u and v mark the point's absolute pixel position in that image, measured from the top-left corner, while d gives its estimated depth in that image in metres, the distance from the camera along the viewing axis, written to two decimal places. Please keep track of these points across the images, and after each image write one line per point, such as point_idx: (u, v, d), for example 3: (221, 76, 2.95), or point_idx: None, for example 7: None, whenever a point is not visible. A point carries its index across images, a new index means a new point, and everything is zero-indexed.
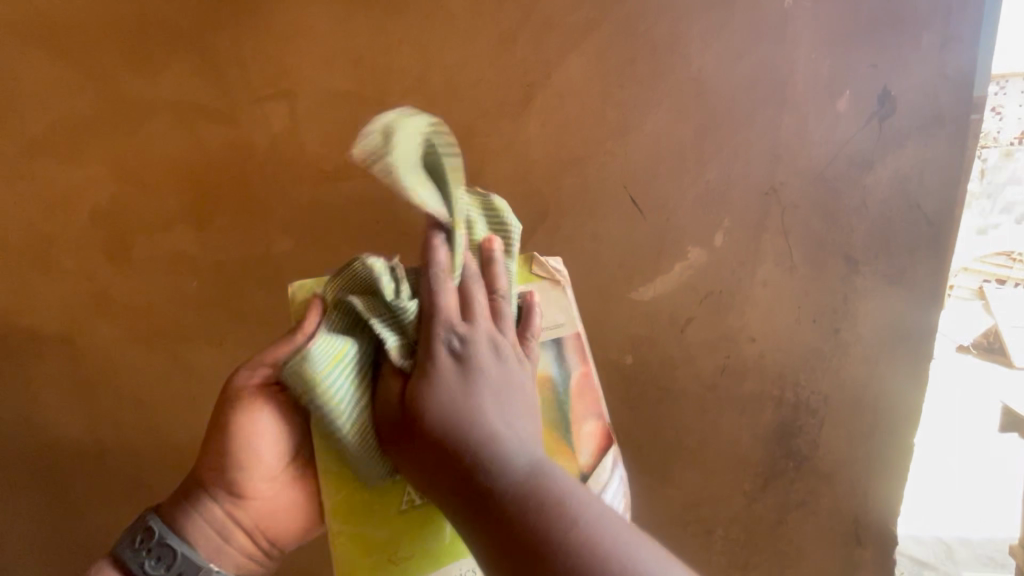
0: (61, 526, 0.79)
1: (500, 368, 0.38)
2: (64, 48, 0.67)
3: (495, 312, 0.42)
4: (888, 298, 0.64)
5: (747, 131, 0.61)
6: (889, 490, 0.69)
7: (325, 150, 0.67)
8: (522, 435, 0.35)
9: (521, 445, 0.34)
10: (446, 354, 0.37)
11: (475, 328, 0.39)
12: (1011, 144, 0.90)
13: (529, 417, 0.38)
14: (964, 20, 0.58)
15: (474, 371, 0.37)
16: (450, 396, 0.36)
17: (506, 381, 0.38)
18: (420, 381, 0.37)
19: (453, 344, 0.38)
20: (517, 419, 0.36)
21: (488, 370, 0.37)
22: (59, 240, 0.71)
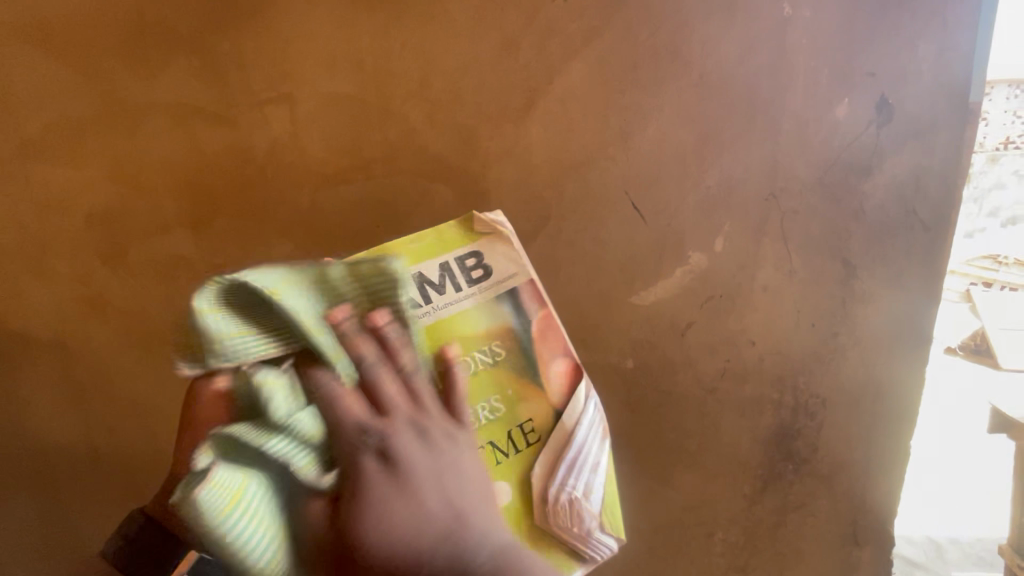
0: (55, 534, 0.78)
1: (456, 454, 0.43)
2: (61, 51, 0.66)
3: (412, 393, 0.43)
4: (885, 302, 0.65)
5: (747, 138, 0.62)
6: (886, 492, 0.69)
7: (326, 153, 0.67)
8: (434, 511, 0.41)
9: None
10: (399, 446, 0.41)
11: (390, 419, 0.42)
12: (996, 149, 0.87)
13: (478, 486, 0.43)
14: (959, 30, 0.59)
15: (402, 474, 0.41)
16: (386, 509, 0.40)
17: (455, 463, 0.43)
18: (353, 504, 0.40)
19: (367, 433, 0.41)
20: (461, 487, 0.42)
21: (414, 438, 0.42)
22: (54, 243, 0.70)
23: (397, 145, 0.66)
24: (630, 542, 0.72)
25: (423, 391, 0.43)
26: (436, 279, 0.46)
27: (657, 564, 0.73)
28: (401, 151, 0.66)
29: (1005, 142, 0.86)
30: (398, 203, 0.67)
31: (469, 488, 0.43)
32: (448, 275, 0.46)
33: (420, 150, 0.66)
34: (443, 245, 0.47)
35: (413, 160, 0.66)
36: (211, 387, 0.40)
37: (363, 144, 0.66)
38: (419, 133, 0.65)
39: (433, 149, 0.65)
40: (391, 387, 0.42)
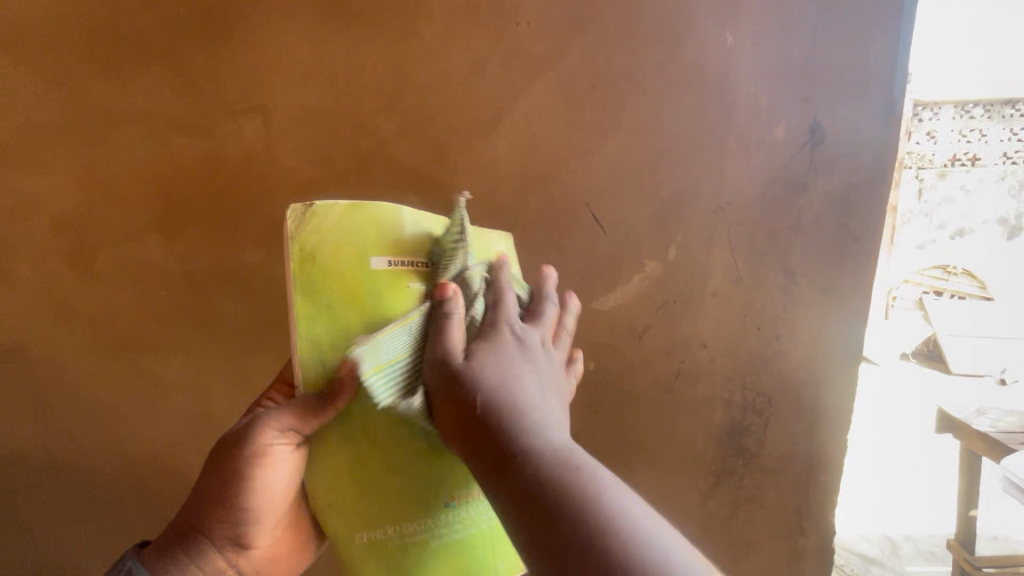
0: (26, 533, 0.79)
1: (520, 353, 0.43)
2: (25, 57, 0.66)
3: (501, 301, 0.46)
4: (823, 306, 0.70)
5: (696, 155, 0.67)
6: (828, 484, 0.75)
7: (300, 164, 0.69)
8: (530, 401, 0.39)
9: (546, 422, 0.38)
10: (510, 366, 0.41)
11: (498, 329, 0.44)
12: None
13: (546, 398, 0.41)
14: (881, 61, 0.65)
15: (511, 351, 0.42)
16: (485, 377, 0.39)
17: (522, 368, 0.41)
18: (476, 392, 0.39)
19: (455, 356, 0.41)
20: (547, 393, 0.42)
21: (512, 348, 0.43)
22: (18, 250, 0.70)
23: (369, 156, 0.69)
24: None
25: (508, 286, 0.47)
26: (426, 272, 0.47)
27: None
28: (373, 162, 0.69)
29: None
30: None
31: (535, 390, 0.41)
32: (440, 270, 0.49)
33: (392, 161, 0.69)
34: (378, 232, 0.46)
35: (385, 171, 0.69)
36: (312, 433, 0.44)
37: (335, 154, 0.69)
38: (391, 146, 0.68)
39: (405, 161, 0.68)
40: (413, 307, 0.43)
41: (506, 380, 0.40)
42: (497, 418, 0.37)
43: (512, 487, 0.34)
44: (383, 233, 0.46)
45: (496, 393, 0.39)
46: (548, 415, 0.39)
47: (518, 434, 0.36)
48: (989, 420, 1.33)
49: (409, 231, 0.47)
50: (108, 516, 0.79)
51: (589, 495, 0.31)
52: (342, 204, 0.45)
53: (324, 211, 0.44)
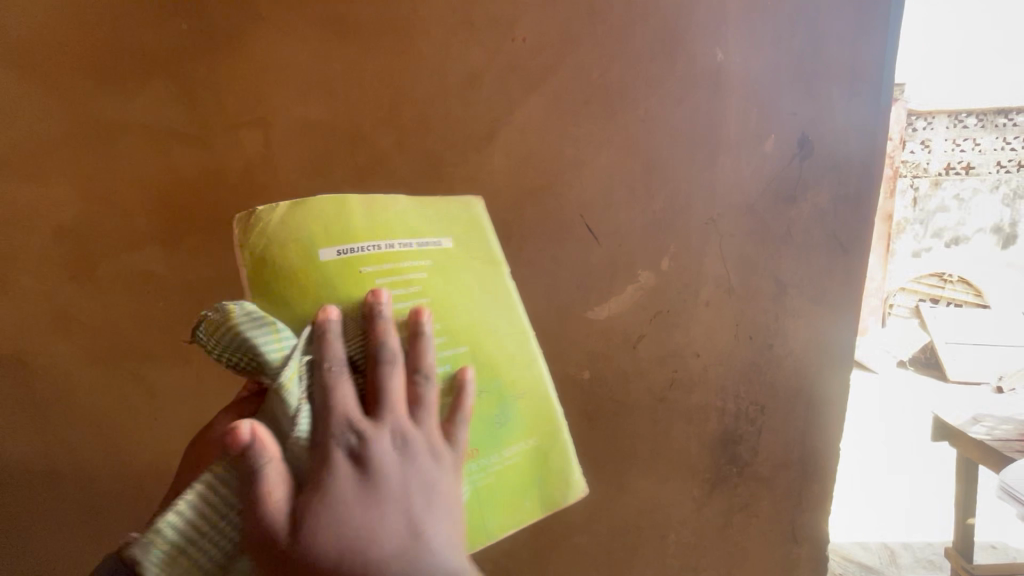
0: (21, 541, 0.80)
1: (423, 466, 0.40)
2: (30, 71, 0.68)
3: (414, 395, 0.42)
4: (814, 316, 0.72)
5: (688, 167, 0.69)
6: (821, 493, 0.76)
7: (298, 176, 0.70)
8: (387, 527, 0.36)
9: (397, 549, 0.36)
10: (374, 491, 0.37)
11: (381, 428, 0.39)
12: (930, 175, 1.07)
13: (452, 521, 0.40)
14: (867, 77, 0.67)
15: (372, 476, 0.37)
16: (343, 519, 0.35)
17: (422, 483, 0.39)
18: (311, 510, 0.35)
19: (352, 441, 0.38)
20: (425, 517, 0.38)
21: (418, 459, 0.40)
22: (19, 259, 0.71)
23: (367, 169, 0.70)
24: (587, 545, 0.77)
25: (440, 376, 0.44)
26: (382, 253, 0.47)
27: (614, 564, 0.78)
28: (371, 174, 0.70)
29: None
30: None
31: (401, 489, 0.38)
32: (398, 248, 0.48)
33: (389, 173, 0.70)
34: (333, 223, 0.46)
35: (382, 183, 0.70)
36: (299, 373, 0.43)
37: (333, 167, 0.70)
38: (388, 158, 0.69)
39: (402, 173, 0.70)
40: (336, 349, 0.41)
41: (379, 506, 0.36)
42: (268, 553, 0.34)
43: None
44: (337, 221, 0.46)
45: (342, 540, 0.35)
46: (421, 547, 0.37)
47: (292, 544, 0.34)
48: (984, 427, 1.34)
49: (360, 216, 0.47)
50: (104, 525, 0.79)
51: None
52: (284, 204, 0.46)
53: (267, 213, 0.45)
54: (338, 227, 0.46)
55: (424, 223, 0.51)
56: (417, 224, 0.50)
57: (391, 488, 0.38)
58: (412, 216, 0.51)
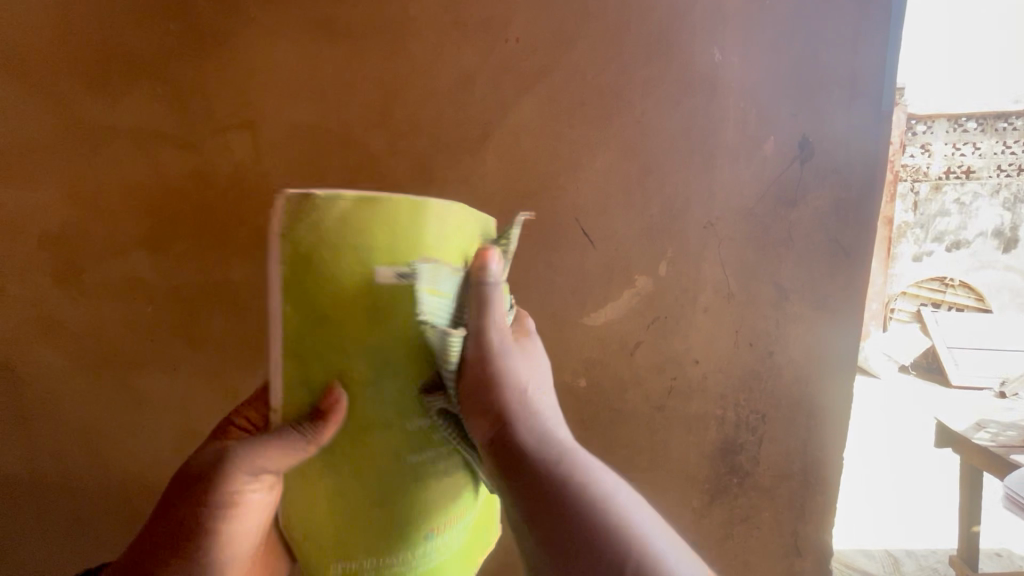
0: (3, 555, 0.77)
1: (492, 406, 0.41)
2: (14, 73, 0.66)
3: (524, 347, 0.47)
4: (815, 323, 0.70)
5: (685, 171, 0.67)
6: (823, 503, 0.74)
7: (287, 179, 0.69)
8: (558, 442, 0.41)
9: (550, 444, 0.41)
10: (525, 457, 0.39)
11: (520, 355, 0.45)
12: None
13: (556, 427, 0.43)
14: (869, 78, 0.66)
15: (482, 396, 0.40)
16: (506, 396, 0.41)
17: (544, 396, 0.45)
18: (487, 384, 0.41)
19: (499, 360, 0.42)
20: (552, 420, 0.43)
21: (533, 373, 0.45)
22: (2, 264, 0.70)
23: (358, 171, 0.68)
24: None
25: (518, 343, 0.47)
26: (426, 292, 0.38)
27: None
28: (361, 177, 0.68)
29: None
30: None
31: (548, 406, 0.44)
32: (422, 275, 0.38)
33: (380, 177, 0.68)
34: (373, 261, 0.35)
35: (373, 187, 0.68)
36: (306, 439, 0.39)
37: (323, 170, 0.68)
38: (379, 161, 0.68)
39: (393, 176, 0.68)
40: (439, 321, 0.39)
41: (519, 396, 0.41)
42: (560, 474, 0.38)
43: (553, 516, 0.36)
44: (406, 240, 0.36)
45: (531, 435, 0.40)
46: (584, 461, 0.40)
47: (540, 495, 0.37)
48: (988, 433, 1.32)
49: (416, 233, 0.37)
50: (91, 536, 0.77)
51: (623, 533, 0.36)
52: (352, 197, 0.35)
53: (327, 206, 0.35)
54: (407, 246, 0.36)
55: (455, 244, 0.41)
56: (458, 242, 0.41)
57: (543, 403, 0.44)
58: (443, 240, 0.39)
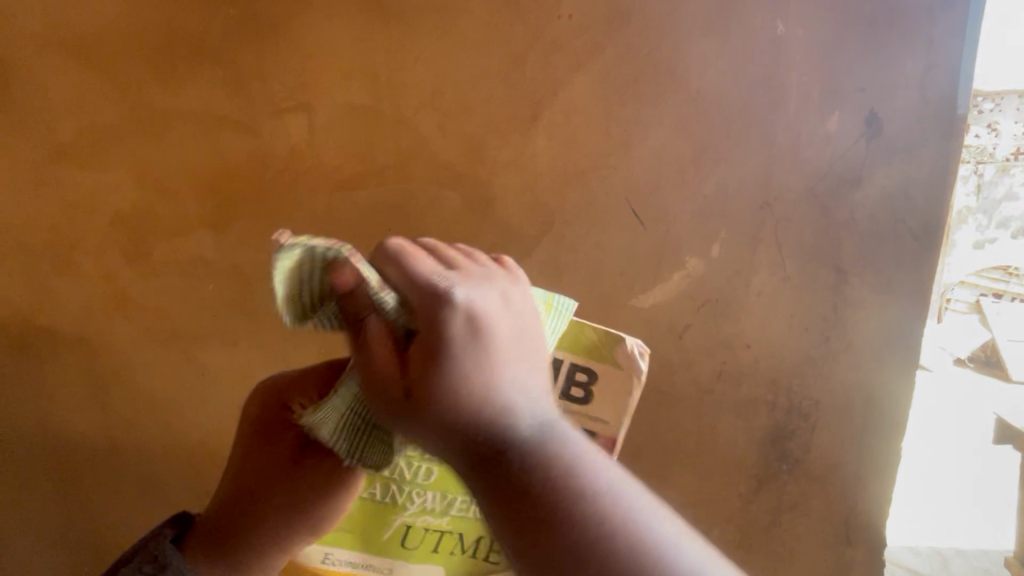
0: (78, 515, 0.83)
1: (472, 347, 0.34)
2: (90, 62, 0.70)
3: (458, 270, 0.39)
4: (877, 308, 0.67)
5: (742, 150, 0.65)
6: (879, 493, 0.72)
7: (341, 161, 0.70)
8: (497, 379, 0.33)
9: (528, 405, 0.33)
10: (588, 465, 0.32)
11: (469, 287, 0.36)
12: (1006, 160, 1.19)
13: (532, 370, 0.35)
14: (946, 49, 0.62)
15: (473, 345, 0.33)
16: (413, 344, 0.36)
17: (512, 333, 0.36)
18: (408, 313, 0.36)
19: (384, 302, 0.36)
20: (514, 361, 0.35)
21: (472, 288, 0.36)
22: (80, 243, 0.74)
23: (409, 153, 0.69)
24: None
25: (500, 271, 0.40)
26: None
27: None
28: (413, 158, 0.69)
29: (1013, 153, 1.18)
30: (408, 207, 0.70)
31: (509, 333, 0.36)
32: None
33: (430, 157, 0.69)
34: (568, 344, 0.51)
35: (424, 167, 0.69)
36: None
37: (375, 151, 0.70)
38: (430, 142, 0.69)
39: (444, 157, 0.69)
40: (430, 266, 0.37)
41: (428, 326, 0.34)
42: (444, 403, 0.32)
43: (527, 517, 0.29)
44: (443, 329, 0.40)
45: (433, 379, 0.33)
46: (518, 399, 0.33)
47: (530, 455, 0.31)
48: None
49: None
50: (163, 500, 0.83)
51: (587, 507, 0.29)
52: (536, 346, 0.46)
53: None
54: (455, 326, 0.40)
55: None
56: None
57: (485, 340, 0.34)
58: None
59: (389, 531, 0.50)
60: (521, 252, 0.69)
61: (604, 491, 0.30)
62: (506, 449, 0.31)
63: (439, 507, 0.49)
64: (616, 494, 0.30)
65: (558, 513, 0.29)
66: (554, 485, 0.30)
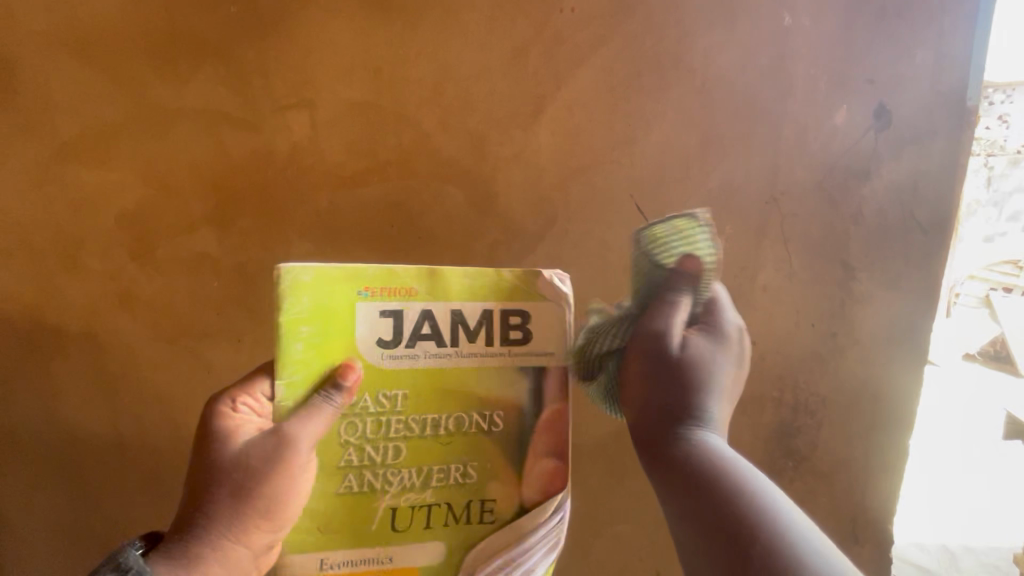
0: (83, 513, 0.83)
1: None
2: (93, 59, 0.70)
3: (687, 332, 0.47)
4: (885, 304, 0.67)
5: (749, 143, 0.64)
6: (886, 490, 0.71)
7: (343, 157, 0.70)
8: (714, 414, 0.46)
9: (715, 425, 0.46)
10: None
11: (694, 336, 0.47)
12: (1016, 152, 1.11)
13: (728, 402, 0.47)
14: (954, 41, 0.62)
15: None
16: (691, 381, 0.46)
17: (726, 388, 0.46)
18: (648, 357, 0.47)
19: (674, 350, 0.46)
20: (718, 404, 0.46)
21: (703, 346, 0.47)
22: (85, 240, 0.74)
23: (411, 149, 0.69)
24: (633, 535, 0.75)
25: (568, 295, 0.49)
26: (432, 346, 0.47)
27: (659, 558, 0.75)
28: (415, 154, 0.69)
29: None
30: (409, 203, 0.70)
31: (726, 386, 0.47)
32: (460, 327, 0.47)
33: (433, 153, 0.69)
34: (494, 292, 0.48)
35: (426, 163, 0.69)
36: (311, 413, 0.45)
37: (378, 147, 0.69)
38: (432, 137, 0.68)
39: (446, 153, 0.68)
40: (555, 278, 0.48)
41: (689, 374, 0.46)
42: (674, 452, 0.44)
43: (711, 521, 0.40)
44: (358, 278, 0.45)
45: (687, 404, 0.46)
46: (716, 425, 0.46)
47: (724, 484, 0.41)
48: None
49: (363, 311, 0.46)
50: (167, 496, 0.83)
51: (763, 517, 0.38)
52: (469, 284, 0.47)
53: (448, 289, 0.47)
54: (385, 278, 0.46)
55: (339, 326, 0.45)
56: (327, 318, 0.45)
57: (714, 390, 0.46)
58: (325, 283, 0.45)
59: (376, 517, 0.48)
60: (524, 249, 0.69)
61: (789, 526, 0.38)
62: (704, 479, 0.42)
63: (419, 482, 0.48)
64: (788, 524, 0.38)
65: (733, 521, 0.38)
66: (730, 500, 0.40)
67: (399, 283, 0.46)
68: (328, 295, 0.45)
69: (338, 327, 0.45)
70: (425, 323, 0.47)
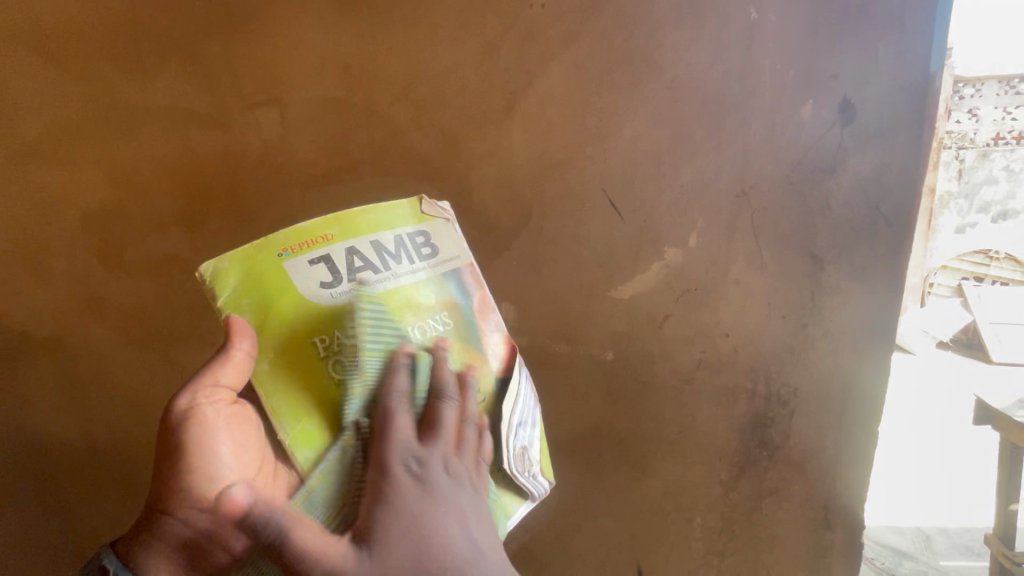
0: (55, 522, 0.81)
1: (454, 496, 0.43)
2: (53, 56, 0.68)
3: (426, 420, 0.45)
4: (852, 295, 0.68)
5: (719, 138, 0.65)
6: (856, 478, 0.73)
7: (314, 154, 0.69)
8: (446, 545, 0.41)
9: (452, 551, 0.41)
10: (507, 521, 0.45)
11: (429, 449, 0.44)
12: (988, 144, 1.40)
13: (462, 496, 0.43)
14: (916, 35, 0.62)
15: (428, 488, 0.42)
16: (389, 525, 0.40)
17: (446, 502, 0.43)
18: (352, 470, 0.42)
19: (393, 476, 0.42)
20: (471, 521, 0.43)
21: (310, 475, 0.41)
22: (49, 244, 0.72)
23: (383, 145, 0.68)
24: (614, 528, 0.75)
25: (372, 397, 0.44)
26: (375, 262, 0.47)
27: (640, 549, 0.76)
28: (386, 150, 0.68)
29: (996, 137, 1.39)
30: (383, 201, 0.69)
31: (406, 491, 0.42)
32: (402, 246, 0.49)
33: (405, 152, 0.68)
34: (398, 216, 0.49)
35: (399, 160, 0.68)
36: (196, 399, 0.44)
37: (349, 144, 0.68)
38: (405, 134, 0.68)
39: (418, 149, 0.68)
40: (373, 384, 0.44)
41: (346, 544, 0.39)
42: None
43: None
44: (268, 244, 0.45)
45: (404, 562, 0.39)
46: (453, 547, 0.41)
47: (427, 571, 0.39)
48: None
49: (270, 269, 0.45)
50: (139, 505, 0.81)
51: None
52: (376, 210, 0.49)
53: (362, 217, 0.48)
54: (299, 233, 0.46)
55: (265, 292, 0.45)
56: (249, 286, 0.45)
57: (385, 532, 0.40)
58: (243, 258, 0.45)
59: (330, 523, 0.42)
60: (499, 245, 0.68)
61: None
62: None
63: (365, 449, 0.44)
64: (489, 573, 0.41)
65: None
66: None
67: (312, 234, 0.46)
68: (252, 267, 0.45)
69: (256, 287, 0.45)
70: (353, 257, 0.47)
